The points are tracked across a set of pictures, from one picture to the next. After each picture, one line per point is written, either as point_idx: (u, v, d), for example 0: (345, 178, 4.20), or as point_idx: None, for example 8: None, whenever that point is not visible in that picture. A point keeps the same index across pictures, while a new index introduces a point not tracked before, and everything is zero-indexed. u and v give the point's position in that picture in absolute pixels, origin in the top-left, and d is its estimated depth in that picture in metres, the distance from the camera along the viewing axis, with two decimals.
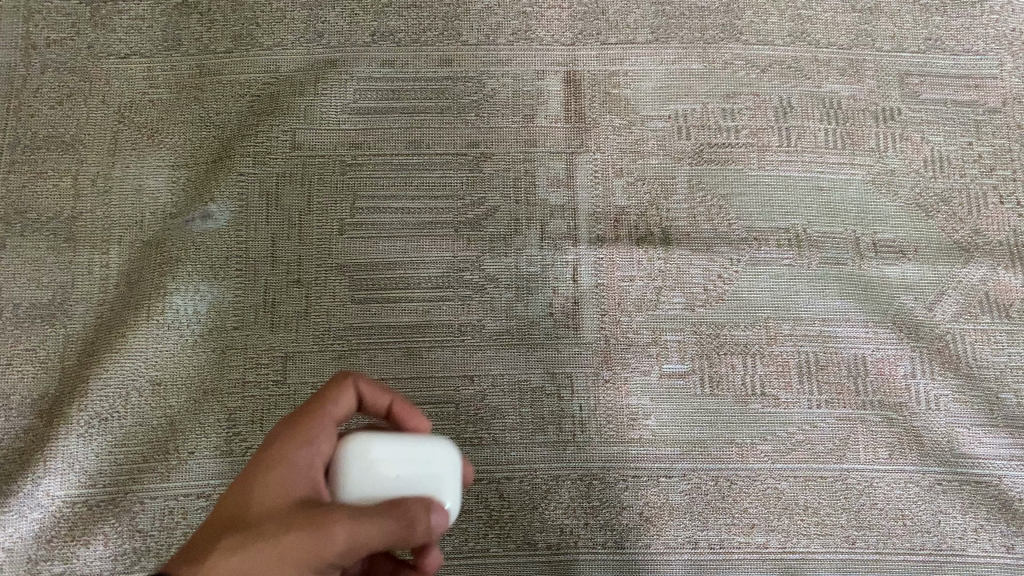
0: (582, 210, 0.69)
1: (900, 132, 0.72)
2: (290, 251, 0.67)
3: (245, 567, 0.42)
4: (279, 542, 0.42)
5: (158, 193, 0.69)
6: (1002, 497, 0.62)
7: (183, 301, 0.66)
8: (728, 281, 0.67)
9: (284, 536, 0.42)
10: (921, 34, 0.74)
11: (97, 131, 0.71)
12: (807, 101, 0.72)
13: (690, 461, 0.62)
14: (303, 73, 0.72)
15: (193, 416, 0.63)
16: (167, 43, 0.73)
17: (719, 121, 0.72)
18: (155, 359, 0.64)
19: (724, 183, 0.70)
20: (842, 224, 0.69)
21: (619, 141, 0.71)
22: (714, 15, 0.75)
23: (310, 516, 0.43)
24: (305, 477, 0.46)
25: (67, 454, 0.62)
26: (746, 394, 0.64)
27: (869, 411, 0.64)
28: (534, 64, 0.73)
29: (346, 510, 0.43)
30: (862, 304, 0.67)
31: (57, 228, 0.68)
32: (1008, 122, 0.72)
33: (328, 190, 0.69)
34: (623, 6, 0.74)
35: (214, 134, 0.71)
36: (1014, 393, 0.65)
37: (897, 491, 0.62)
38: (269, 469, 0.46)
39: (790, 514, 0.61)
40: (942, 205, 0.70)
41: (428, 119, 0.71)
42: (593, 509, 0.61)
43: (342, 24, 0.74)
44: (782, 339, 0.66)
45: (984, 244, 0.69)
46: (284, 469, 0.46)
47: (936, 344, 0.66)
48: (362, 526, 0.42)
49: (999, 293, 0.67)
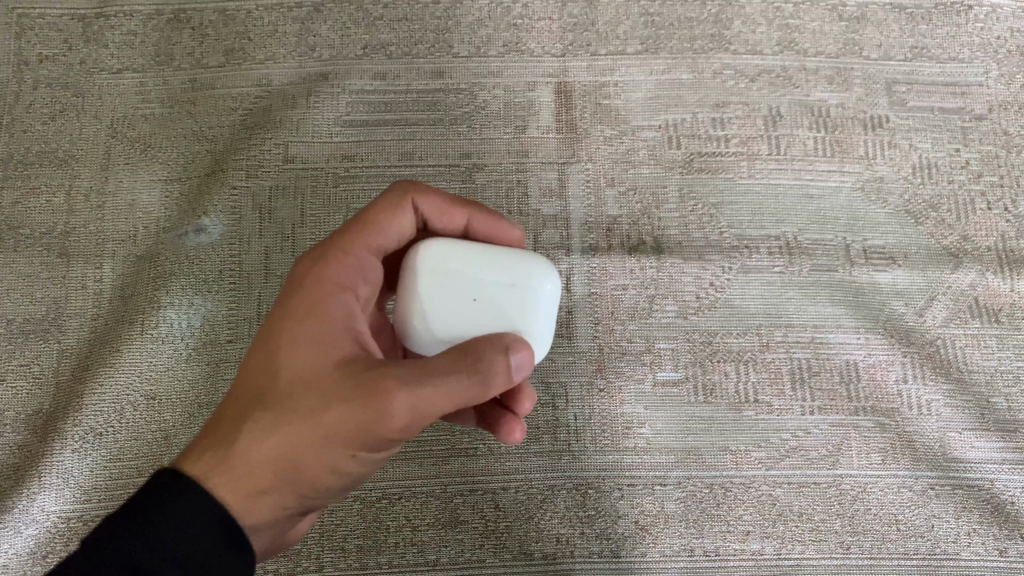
0: (574, 220, 0.69)
1: (888, 139, 0.72)
2: (283, 264, 0.67)
3: (298, 442, 0.42)
4: (326, 419, 0.42)
5: (151, 207, 0.69)
6: (994, 500, 0.63)
7: (177, 315, 0.66)
8: (720, 289, 0.68)
9: (333, 408, 0.42)
10: (907, 43, 0.75)
11: (90, 147, 0.71)
12: (796, 109, 0.73)
13: (684, 469, 0.63)
14: (295, 87, 0.72)
15: (187, 429, 0.63)
16: (159, 58, 0.73)
17: (709, 130, 0.72)
18: (149, 373, 0.64)
19: (715, 192, 0.71)
20: (833, 232, 0.70)
21: (611, 151, 0.71)
22: (703, 25, 0.75)
23: (360, 383, 0.42)
24: (344, 328, 0.44)
25: (62, 469, 0.61)
26: (739, 401, 0.65)
27: (862, 417, 0.65)
28: (526, 75, 0.73)
29: (401, 374, 0.41)
30: (853, 310, 0.67)
31: (50, 243, 0.68)
32: (994, 128, 0.73)
33: (321, 203, 0.69)
34: (613, 17, 0.75)
35: (207, 148, 0.71)
36: (1005, 397, 0.66)
37: (890, 496, 0.63)
38: (304, 324, 0.44)
39: (785, 520, 0.62)
40: (930, 211, 0.70)
41: (420, 131, 0.71)
42: (588, 518, 0.62)
43: (334, 37, 0.74)
44: (774, 347, 0.66)
45: (972, 250, 0.69)
46: (321, 319, 0.44)
47: (927, 350, 0.66)
48: (422, 391, 0.41)
49: (988, 298, 0.68)
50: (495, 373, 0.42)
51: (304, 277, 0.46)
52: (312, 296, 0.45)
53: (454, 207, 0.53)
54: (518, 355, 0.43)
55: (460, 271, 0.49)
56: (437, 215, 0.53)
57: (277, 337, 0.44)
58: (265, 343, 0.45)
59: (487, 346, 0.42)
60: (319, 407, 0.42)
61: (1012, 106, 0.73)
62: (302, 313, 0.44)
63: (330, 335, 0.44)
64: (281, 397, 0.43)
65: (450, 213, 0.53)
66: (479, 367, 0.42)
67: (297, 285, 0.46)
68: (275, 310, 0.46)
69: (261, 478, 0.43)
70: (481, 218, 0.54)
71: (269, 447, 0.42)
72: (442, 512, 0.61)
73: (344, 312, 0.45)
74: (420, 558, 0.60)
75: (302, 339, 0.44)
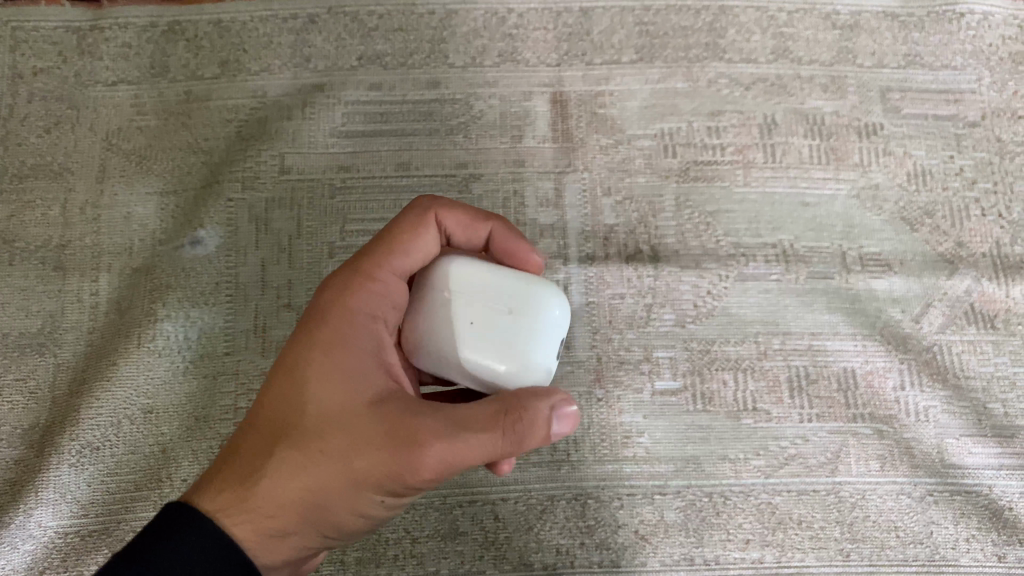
0: (572, 230, 0.69)
1: (883, 146, 0.73)
2: (280, 276, 0.67)
3: (325, 484, 0.43)
4: (355, 465, 0.43)
5: (147, 220, 0.69)
6: (993, 507, 0.63)
7: (174, 328, 0.65)
8: (718, 297, 0.68)
9: (362, 457, 0.43)
10: (900, 51, 0.76)
11: (85, 159, 0.71)
12: (791, 117, 0.73)
13: (684, 478, 0.63)
14: (290, 98, 0.72)
15: (185, 443, 0.62)
16: (154, 70, 0.73)
17: (705, 139, 0.73)
18: (146, 387, 0.64)
19: (711, 200, 0.71)
20: (829, 239, 0.70)
21: (607, 160, 0.72)
22: (697, 34, 0.76)
23: (393, 432, 0.43)
24: (371, 366, 0.45)
25: (59, 485, 0.61)
26: (738, 410, 0.65)
27: (860, 424, 0.65)
28: (521, 85, 0.73)
29: (436, 427, 0.43)
30: (850, 317, 0.68)
31: (46, 256, 0.68)
32: (987, 135, 0.73)
33: (317, 214, 0.69)
34: (608, 26, 0.75)
35: (203, 160, 0.71)
36: (1002, 403, 0.66)
37: (888, 503, 0.63)
38: (332, 360, 0.45)
39: (784, 528, 0.62)
40: (926, 218, 0.71)
41: (416, 141, 0.71)
42: (588, 528, 0.61)
43: (329, 48, 0.74)
44: (771, 355, 0.66)
45: (968, 256, 0.70)
46: (348, 355, 0.45)
47: (924, 357, 0.67)
48: (455, 447, 0.42)
49: (984, 304, 0.68)
50: (531, 432, 0.43)
51: (333, 309, 0.47)
52: (341, 334, 0.46)
53: (476, 220, 0.53)
54: (561, 412, 0.44)
55: (470, 290, 0.48)
56: (460, 229, 0.52)
57: (305, 375, 0.45)
58: (290, 376, 0.45)
59: (531, 400, 0.43)
60: (347, 452, 0.43)
61: (1005, 113, 0.74)
62: (334, 349, 0.45)
63: (358, 373, 0.45)
64: (307, 437, 0.44)
65: (474, 227, 0.53)
66: (513, 424, 0.42)
67: (323, 317, 0.46)
68: (300, 341, 0.46)
69: (283, 518, 0.44)
70: (503, 231, 0.53)
71: (297, 488, 0.44)
72: (442, 523, 0.61)
73: (371, 347, 0.46)
74: (420, 570, 0.60)
75: (331, 377, 0.44)
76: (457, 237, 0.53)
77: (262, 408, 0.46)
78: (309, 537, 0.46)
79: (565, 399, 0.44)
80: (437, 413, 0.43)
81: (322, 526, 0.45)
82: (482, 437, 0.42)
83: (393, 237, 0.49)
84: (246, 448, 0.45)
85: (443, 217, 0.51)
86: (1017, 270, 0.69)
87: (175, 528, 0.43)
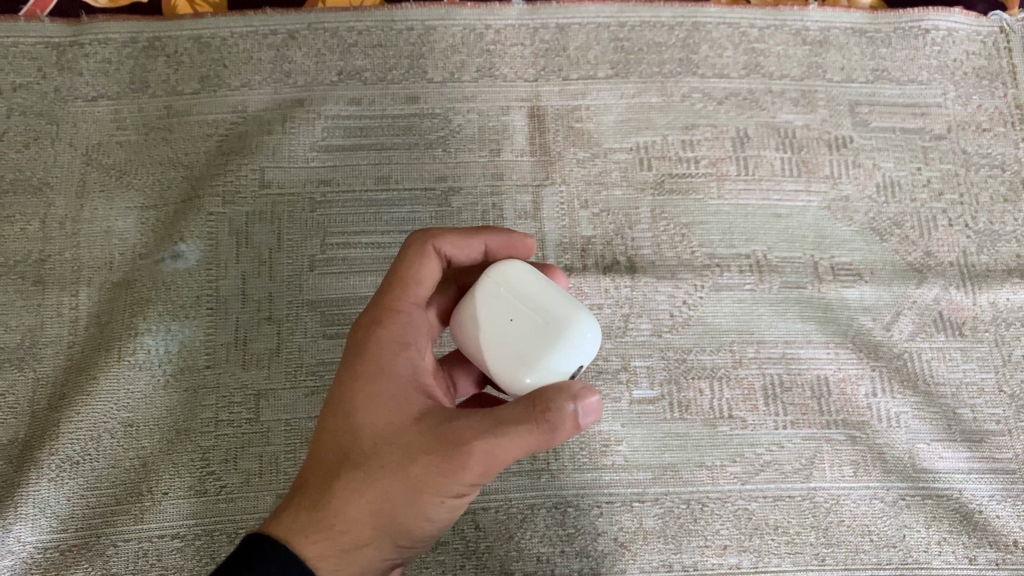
0: (549, 241, 0.70)
1: (853, 159, 0.75)
2: (260, 288, 0.68)
3: (391, 493, 0.44)
4: (410, 472, 0.44)
5: (127, 234, 0.69)
6: (964, 510, 0.65)
7: (154, 341, 0.66)
8: (693, 307, 0.69)
9: (431, 467, 0.43)
10: (869, 66, 0.78)
11: (64, 174, 0.71)
12: (763, 131, 0.75)
13: (661, 485, 0.64)
14: (270, 113, 0.73)
15: (166, 456, 0.63)
16: (133, 86, 0.74)
17: (679, 152, 0.74)
18: (127, 401, 0.64)
19: (686, 212, 0.72)
20: (801, 250, 0.71)
21: (585, 172, 0.73)
22: (672, 50, 0.77)
23: (438, 436, 0.44)
24: (410, 386, 0.46)
25: (38, 500, 0.61)
26: (713, 417, 0.66)
27: (833, 431, 0.66)
28: (499, 99, 0.75)
29: (476, 423, 0.43)
30: (823, 326, 0.69)
31: (25, 270, 0.68)
32: (953, 147, 0.75)
33: (298, 227, 0.69)
34: (585, 42, 0.77)
35: (184, 175, 0.71)
36: (970, 408, 0.67)
37: (862, 507, 0.64)
38: (379, 385, 0.46)
39: (761, 534, 0.63)
40: (895, 229, 0.73)
41: (396, 156, 0.72)
42: (567, 536, 0.62)
43: (309, 63, 0.75)
44: (746, 363, 0.68)
45: (936, 265, 0.71)
46: (393, 386, 0.46)
47: (894, 363, 0.68)
48: (497, 440, 0.42)
49: (952, 311, 0.70)
50: (560, 426, 0.42)
51: (355, 342, 0.48)
52: (376, 359, 0.47)
53: (469, 235, 0.52)
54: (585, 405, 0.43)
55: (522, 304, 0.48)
56: (458, 248, 0.52)
57: (349, 403, 0.46)
58: (339, 402, 0.47)
59: (549, 390, 0.42)
60: (409, 464, 0.44)
61: (969, 125, 0.76)
62: (367, 373, 0.46)
63: (403, 394, 0.46)
64: (366, 460, 0.45)
65: (468, 243, 0.52)
66: (542, 418, 0.42)
67: (363, 344, 0.48)
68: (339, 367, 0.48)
69: (347, 539, 0.45)
70: (497, 239, 0.53)
71: (361, 502, 0.45)
72: None
73: (408, 372, 0.47)
74: None
75: (379, 400, 0.46)
76: (457, 257, 0.52)
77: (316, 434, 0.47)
78: (387, 545, 0.46)
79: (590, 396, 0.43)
80: (475, 414, 0.44)
81: (397, 534, 0.46)
82: (516, 434, 0.42)
83: (404, 272, 0.50)
84: (313, 472, 0.47)
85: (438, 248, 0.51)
86: (984, 278, 0.71)
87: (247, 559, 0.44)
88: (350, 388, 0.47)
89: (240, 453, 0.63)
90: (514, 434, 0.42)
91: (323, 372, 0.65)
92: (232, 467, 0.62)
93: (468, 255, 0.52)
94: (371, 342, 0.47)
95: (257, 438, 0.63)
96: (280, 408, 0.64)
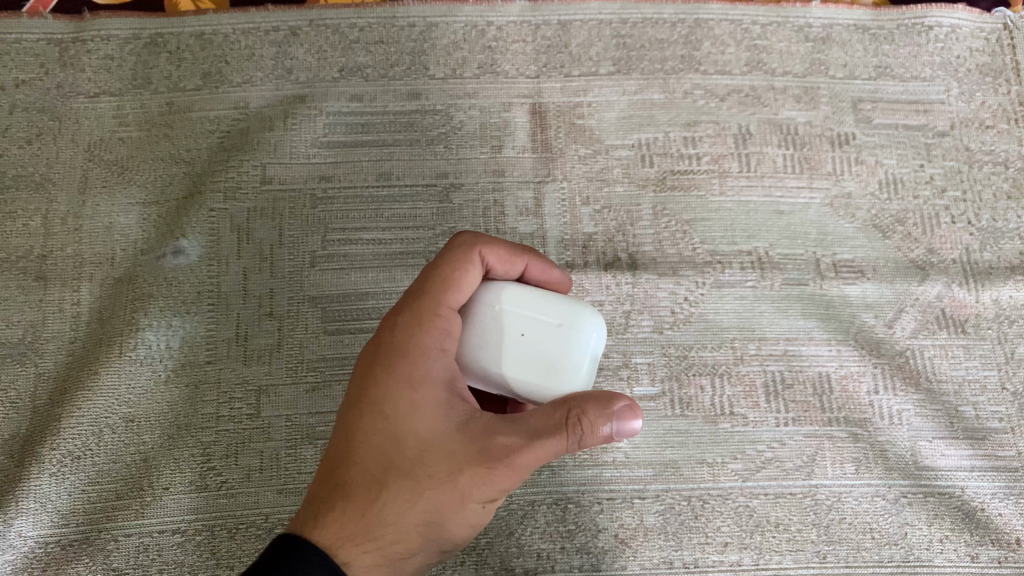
0: (551, 238, 0.70)
1: (855, 155, 0.74)
2: (261, 284, 0.68)
3: (439, 503, 0.45)
4: (460, 483, 0.44)
5: (129, 230, 0.69)
6: (966, 508, 0.64)
7: (155, 337, 0.66)
8: (694, 303, 0.69)
9: (480, 478, 0.44)
10: (871, 63, 0.77)
11: (67, 170, 0.71)
12: (764, 128, 0.75)
13: (662, 482, 0.64)
14: (272, 109, 0.73)
15: (167, 451, 0.63)
16: (136, 82, 0.74)
17: (680, 149, 0.74)
18: (128, 396, 0.64)
19: (688, 209, 0.72)
20: (803, 246, 0.71)
21: (586, 169, 0.73)
22: (673, 46, 0.77)
23: (486, 447, 0.44)
24: (449, 391, 0.46)
25: (39, 495, 0.61)
26: (715, 415, 0.66)
27: (835, 428, 0.66)
28: (501, 96, 0.75)
29: (520, 434, 0.45)
30: (825, 323, 0.69)
31: (27, 266, 0.68)
32: (956, 145, 0.75)
33: (300, 223, 0.69)
34: (586, 39, 0.77)
35: (185, 171, 0.71)
36: (973, 406, 0.67)
37: (863, 505, 0.64)
38: (419, 391, 0.46)
39: (762, 531, 0.63)
40: (897, 226, 0.72)
41: (398, 152, 0.72)
42: (568, 533, 0.62)
43: (311, 59, 0.75)
44: (747, 360, 0.67)
45: (939, 262, 0.71)
46: (432, 392, 0.46)
47: (896, 361, 0.68)
48: (540, 449, 0.44)
49: (954, 309, 0.70)
50: (592, 436, 0.45)
51: (390, 344, 0.47)
52: (416, 364, 0.46)
53: (515, 253, 0.53)
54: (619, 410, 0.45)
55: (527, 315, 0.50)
56: (502, 262, 0.52)
57: (389, 411, 0.46)
58: (375, 406, 0.46)
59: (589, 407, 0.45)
60: (458, 474, 0.44)
61: (973, 122, 0.76)
62: (407, 378, 0.46)
63: (443, 400, 0.46)
64: (413, 470, 0.45)
65: (515, 258, 0.53)
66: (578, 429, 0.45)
67: (400, 348, 0.47)
68: (370, 369, 0.47)
69: (388, 547, 0.46)
70: (535, 260, 0.54)
71: (410, 512, 0.45)
72: None
73: (446, 375, 0.47)
74: None
75: (422, 406, 0.45)
76: (498, 271, 0.52)
77: (343, 437, 0.47)
78: (425, 548, 0.47)
79: (630, 412, 0.45)
80: (515, 422, 0.45)
81: (437, 538, 0.47)
82: (555, 442, 0.44)
83: (447, 275, 0.49)
84: (345, 479, 0.46)
85: (485, 257, 0.51)
86: (987, 276, 0.71)
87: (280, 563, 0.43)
88: (389, 393, 0.46)
89: (241, 449, 0.63)
90: (553, 442, 0.44)
91: (323, 368, 0.65)
92: (233, 462, 0.62)
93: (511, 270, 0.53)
94: (410, 347, 0.47)
95: (257, 433, 0.63)
96: (281, 404, 0.64)
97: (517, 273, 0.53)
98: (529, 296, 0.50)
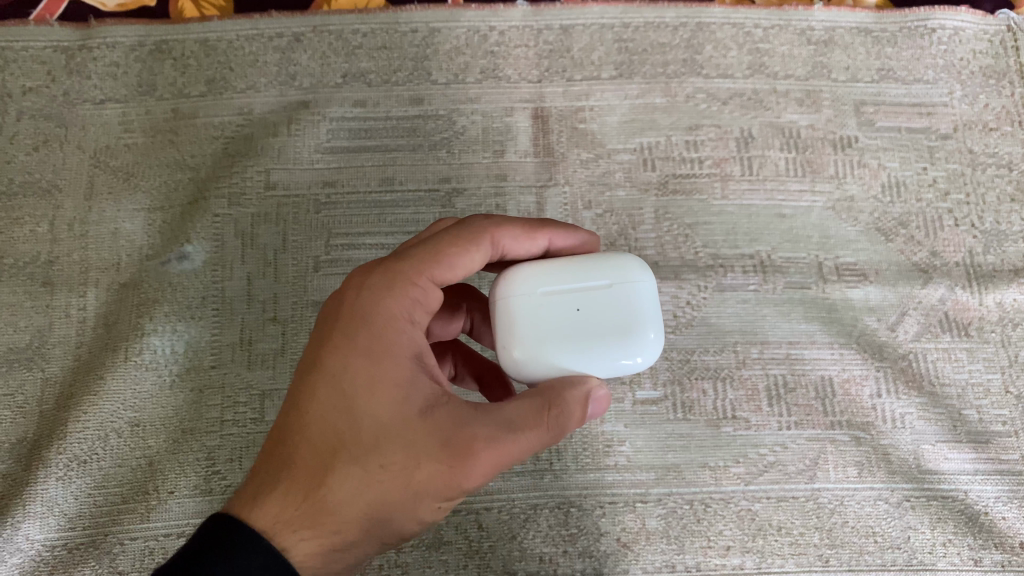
0: None
1: (858, 158, 0.74)
2: (265, 289, 0.68)
3: (392, 493, 0.43)
4: (416, 474, 0.43)
5: (134, 236, 0.70)
6: (969, 512, 0.64)
7: (161, 341, 0.66)
8: (696, 307, 0.69)
9: (437, 469, 0.43)
10: (874, 66, 0.77)
11: (73, 176, 0.72)
12: (767, 131, 0.75)
13: (664, 486, 0.64)
14: (275, 115, 0.74)
15: (172, 455, 0.63)
16: (141, 89, 0.75)
17: (683, 153, 0.74)
18: (133, 401, 0.64)
19: (689, 213, 0.72)
20: (805, 250, 0.71)
21: (588, 173, 0.73)
22: (675, 50, 0.77)
23: (448, 438, 0.43)
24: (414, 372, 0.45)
25: (45, 498, 0.62)
26: (717, 418, 0.66)
27: (837, 431, 0.66)
28: (503, 101, 0.75)
29: (486, 427, 0.43)
30: (827, 327, 0.69)
31: (34, 272, 0.69)
32: (959, 147, 0.75)
33: (302, 228, 0.70)
34: (588, 43, 0.77)
35: (190, 177, 0.72)
36: (976, 410, 0.67)
37: (866, 509, 0.64)
38: (383, 369, 0.44)
39: (764, 534, 0.63)
40: (900, 229, 0.72)
41: (401, 157, 0.73)
42: (570, 536, 0.63)
43: (314, 65, 0.75)
44: (749, 363, 0.67)
45: (942, 265, 0.71)
46: (397, 369, 0.44)
47: (899, 364, 0.68)
48: (504, 441, 0.43)
49: (958, 312, 0.70)
50: (562, 426, 0.44)
51: (359, 310, 0.46)
52: (382, 336, 0.45)
53: (534, 230, 0.52)
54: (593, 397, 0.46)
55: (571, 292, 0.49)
56: (516, 242, 0.52)
57: (350, 387, 0.44)
58: (334, 379, 0.45)
59: (569, 391, 0.45)
60: (415, 464, 0.43)
61: (976, 124, 0.76)
62: (372, 351, 0.45)
63: (408, 380, 0.44)
64: (366, 454, 0.43)
65: (531, 237, 0.52)
66: (551, 419, 0.44)
67: (367, 318, 0.46)
68: (335, 339, 0.46)
69: (329, 537, 0.44)
70: (557, 235, 0.53)
71: (357, 500, 0.43)
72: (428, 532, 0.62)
73: (412, 354, 0.46)
74: None
75: (385, 384, 0.44)
76: (513, 252, 0.52)
77: (297, 410, 0.45)
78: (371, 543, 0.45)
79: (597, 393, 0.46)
80: (482, 413, 0.44)
81: (385, 533, 0.45)
82: (523, 436, 0.43)
83: (443, 245, 0.49)
84: (294, 457, 0.44)
85: (495, 237, 0.50)
86: (990, 279, 0.71)
87: (228, 551, 0.43)
88: (352, 365, 0.45)
89: (245, 453, 0.63)
90: (521, 437, 0.43)
91: None
92: (236, 466, 0.63)
93: (529, 249, 0.53)
94: (382, 316, 0.46)
95: (261, 437, 0.64)
96: None
97: (538, 250, 0.53)
98: (562, 271, 0.49)
